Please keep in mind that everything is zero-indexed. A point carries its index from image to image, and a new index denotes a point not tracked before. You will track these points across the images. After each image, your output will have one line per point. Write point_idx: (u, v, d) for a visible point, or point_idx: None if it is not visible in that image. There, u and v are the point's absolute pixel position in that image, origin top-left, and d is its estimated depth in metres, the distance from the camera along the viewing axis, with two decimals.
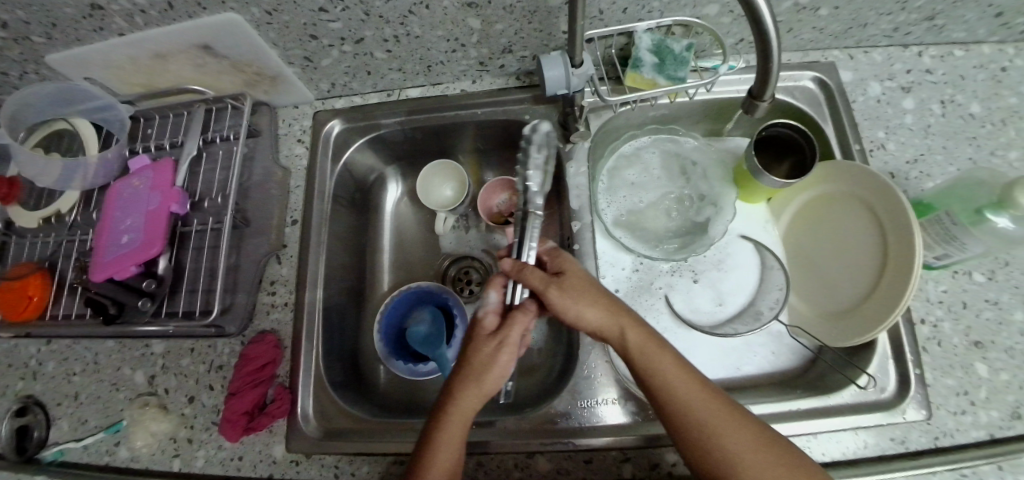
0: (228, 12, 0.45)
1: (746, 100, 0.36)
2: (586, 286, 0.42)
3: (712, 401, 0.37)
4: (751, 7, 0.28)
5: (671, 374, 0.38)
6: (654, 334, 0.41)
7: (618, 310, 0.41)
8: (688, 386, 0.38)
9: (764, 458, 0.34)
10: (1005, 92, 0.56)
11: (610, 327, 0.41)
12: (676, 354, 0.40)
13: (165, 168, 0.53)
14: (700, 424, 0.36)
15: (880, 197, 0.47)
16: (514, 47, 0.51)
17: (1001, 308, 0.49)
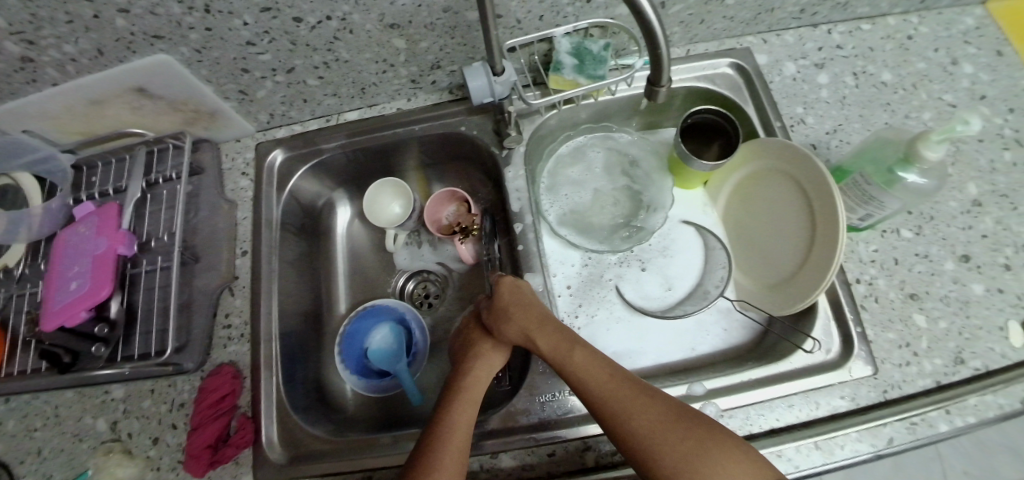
0: (159, 53, 0.48)
1: (646, 87, 0.38)
2: (513, 299, 0.50)
3: (612, 382, 0.42)
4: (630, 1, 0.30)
5: (585, 367, 0.43)
6: (563, 335, 0.47)
7: (536, 316, 0.48)
8: (597, 374, 0.43)
9: (661, 430, 0.38)
10: (912, 59, 0.60)
11: (527, 336, 0.48)
12: (587, 347, 0.45)
13: (110, 211, 0.54)
14: (613, 407, 0.40)
15: (794, 165, 0.50)
16: (442, 63, 0.54)
17: (931, 260, 0.52)
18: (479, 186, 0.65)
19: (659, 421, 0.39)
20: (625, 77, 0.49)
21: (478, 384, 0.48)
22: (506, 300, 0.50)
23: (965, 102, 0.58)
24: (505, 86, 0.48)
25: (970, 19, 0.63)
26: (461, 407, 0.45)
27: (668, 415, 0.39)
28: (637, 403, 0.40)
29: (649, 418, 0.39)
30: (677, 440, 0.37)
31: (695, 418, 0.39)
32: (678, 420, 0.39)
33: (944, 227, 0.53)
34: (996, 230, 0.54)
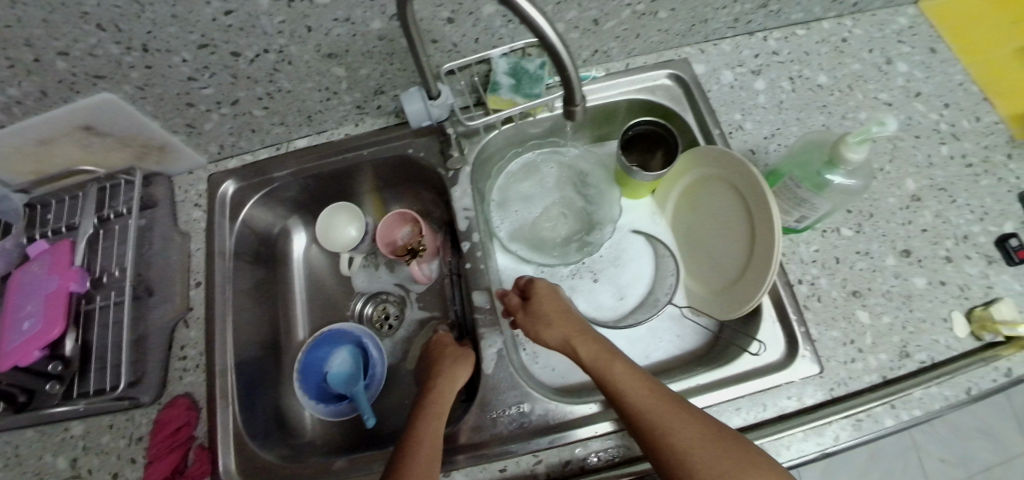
0: (103, 92, 0.49)
1: (563, 107, 0.38)
2: (554, 307, 0.51)
3: (656, 392, 0.41)
4: (532, 26, 0.30)
5: (626, 375, 0.43)
6: (604, 346, 0.47)
7: (577, 328, 0.49)
8: (638, 383, 0.42)
9: (703, 445, 0.36)
10: (848, 60, 0.62)
11: (566, 342, 0.48)
12: (627, 360, 0.45)
13: (63, 249, 0.54)
14: (652, 417, 0.39)
15: (732, 171, 0.51)
16: (385, 87, 0.56)
17: (872, 257, 0.53)
18: (432, 206, 0.68)
19: (698, 439, 0.37)
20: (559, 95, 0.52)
21: (443, 398, 0.47)
22: (547, 306, 0.50)
23: (901, 100, 0.60)
24: (441, 109, 0.51)
25: (903, 19, 0.65)
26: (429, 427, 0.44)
27: (710, 432, 0.37)
28: (678, 417, 0.38)
29: (690, 434, 0.37)
30: (717, 461, 0.35)
31: (736, 442, 0.37)
32: (720, 440, 0.37)
33: (884, 224, 0.55)
34: (935, 223, 0.55)
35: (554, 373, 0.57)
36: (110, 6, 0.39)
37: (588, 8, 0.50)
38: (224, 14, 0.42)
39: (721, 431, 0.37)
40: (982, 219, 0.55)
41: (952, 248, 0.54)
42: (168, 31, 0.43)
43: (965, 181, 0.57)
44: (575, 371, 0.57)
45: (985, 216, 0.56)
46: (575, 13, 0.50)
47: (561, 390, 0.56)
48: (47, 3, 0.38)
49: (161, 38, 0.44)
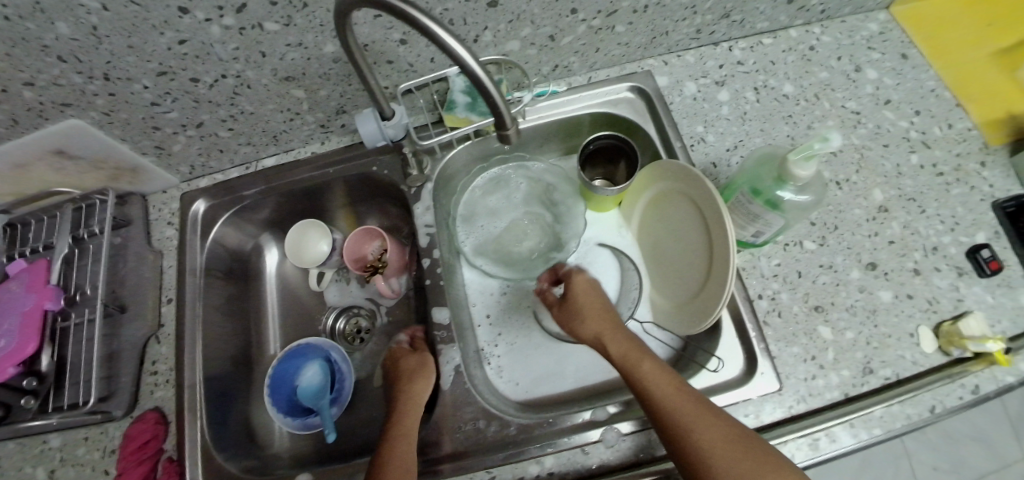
0: (70, 118, 0.50)
1: (497, 133, 0.38)
2: (595, 304, 0.52)
3: (685, 394, 0.40)
4: (455, 58, 0.31)
5: (655, 371, 0.43)
6: (634, 343, 0.47)
7: (612, 325, 0.49)
8: (668, 380, 0.42)
9: (727, 447, 0.36)
10: (815, 69, 0.61)
11: (598, 338, 0.49)
12: (657, 358, 0.44)
13: (38, 268, 0.56)
14: (681, 412, 0.39)
15: (687, 183, 0.50)
16: (346, 107, 0.57)
17: (836, 271, 0.52)
18: (401, 221, 0.69)
19: (721, 439, 0.37)
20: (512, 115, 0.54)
21: (408, 416, 0.48)
22: (587, 302, 0.52)
23: (869, 108, 0.59)
24: (396, 128, 0.52)
25: (873, 25, 0.64)
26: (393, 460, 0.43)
27: (735, 435, 0.37)
28: (704, 415, 0.38)
29: (715, 433, 0.37)
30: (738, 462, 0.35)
31: (758, 446, 0.37)
32: (743, 443, 0.37)
33: (849, 236, 0.54)
34: (904, 234, 0.54)
35: (519, 387, 0.56)
36: (67, 39, 0.41)
37: (541, 25, 0.50)
38: (178, 42, 0.43)
39: (748, 436, 0.37)
40: (953, 229, 0.54)
41: (921, 260, 0.53)
42: (126, 61, 0.45)
43: (935, 190, 0.56)
44: (540, 385, 0.56)
45: (956, 226, 0.54)
46: (529, 30, 0.50)
47: (525, 405, 0.54)
48: (5, 38, 0.39)
49: (120, 67, 0.45)
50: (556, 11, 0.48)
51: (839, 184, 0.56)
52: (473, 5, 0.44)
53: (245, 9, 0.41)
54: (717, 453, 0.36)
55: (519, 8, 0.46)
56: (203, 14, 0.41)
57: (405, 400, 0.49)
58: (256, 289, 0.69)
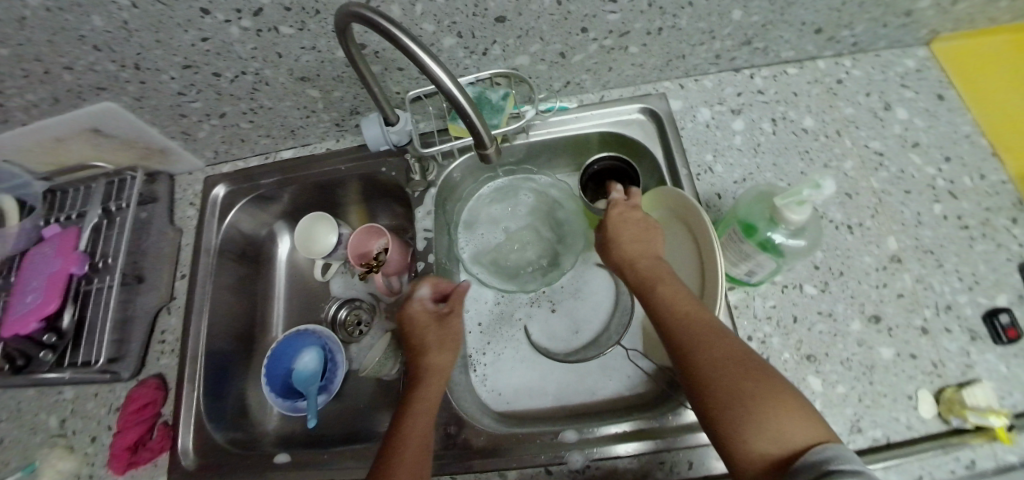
0: (106, 102, 0.55)
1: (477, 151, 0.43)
2: (637, 220, 0.49)
3: (700, 319, 0.39)
4: (441, 85, 0.36)
5: (677, 294, 0.42)
6: (660, 271, 0.45)
7: (647, 245, 0.48)
8: (688, 302, 0.41)
9: (730, 368, 0.35)
10: (840, 104, 0.58)
11: (621, 265, 0.48)
12: (678, 286, 0.43)
13: (69, 234, 0.60)
14: (693, 330, 0.38)
15: (684, 211, 0.50)
16: (359, 108, 0.59)
17: (834, 320, 0.50)
18: (406, 222, 0.71)
19: (726, 360, 0.35)
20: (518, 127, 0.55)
21: (433, 380, 0.47)
22: (627, 217, 0.49)
23: (895, 150, 0.56)
24: (400, 134, 0.54)
25: (911, 61, 0.60)
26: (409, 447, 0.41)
27: (747, 358, 0.36)
28: (717, 337, 0.37)
29: (723, 353, 0.36)
30: (740, 379, 0.34)
31: (769, 375, 0.34)
32: (753, 366, 0.35)
33: (854, 284, 0.51)
34: (915, 288, 0.51)
35: (500, 397, 0.57)
36: (102, 30, 0.45)
37: (551, 41, 0.51)
38: (200, 40, 0.47)
39: (758, 366, 0.35)
40: (971, 288, 0.50)
41: (930, 318, 0.49)
42: (155, 53, 0.49)
43: (957, 243, 0.52)
44: (521, 399, 0.56)
45: (974, 285, 0.50)
46: (537, 46, 0.51)
47: (504, 417, 0.55)
48: (51, 27, 0.44)
49: (150, 59, 0.49)
50: (566, 29, 0.49)
51: (851, 228, 0.54)
52: (481, 19, 0.47)
53: (261, 13, 0.44)
54: (717, 371, 0.35)
55: (528, 24, 0.48)
56: (224, 16, 0.44)
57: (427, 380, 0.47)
58: (266, 274, 0.73)
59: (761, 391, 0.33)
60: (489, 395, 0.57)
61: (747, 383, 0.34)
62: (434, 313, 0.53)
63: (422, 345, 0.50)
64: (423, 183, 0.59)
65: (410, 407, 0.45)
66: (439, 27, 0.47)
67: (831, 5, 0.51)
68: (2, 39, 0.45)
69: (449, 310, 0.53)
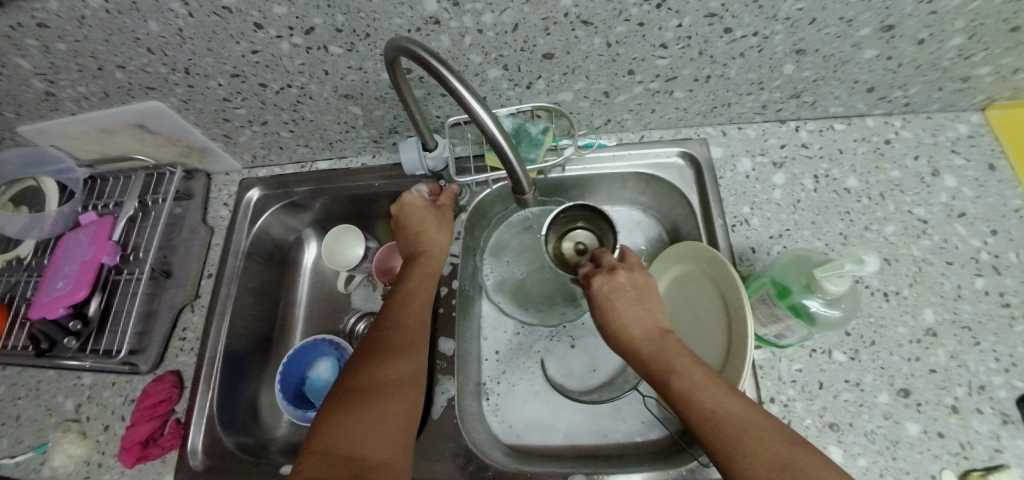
0: (152, 100, 0.56)
1: (515, 196, 0.43)
2: (630, 289, 0.47)
3: (721, 403, 0.37)
4: (494, 143, 0.36)
5: (695, 381, 0.39)
6: (665, 347, 0.43)
7: (645, 319, 0.45)
8: (711, 393, 0.38)
9: (767, 462, 0.33)
10: (885, 166, 0.58)
11: (624, 339, 0.45)
12: (693, 365, 0.41)
13: (105, 223, 0.61)
14: (724, 436, 0.35)
15: (710, 265, 0.50)
16: (398, 128, 0.61)
17: (862, 390, 0.48)
18: None
19: (760, 452, 0.34)
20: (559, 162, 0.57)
21: (381, 385, 0.45)
22: (617, 288, 0.47)
23: (939, 219, 0.55)
24: (436, 161, 0.56)
25: (963, 127, 0.59)
26: (408, 316, 0.51)
27: (791, 455, 0.33)
28: (752, 435, 0.35)
29: (767, 459, 0.33)
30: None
31: (807, 459, 0.33)
32: (801, 465, 0.33)
33: (884, 355, 0.50)
34: (948, 365, 0.49)
35: (510, 429, 0.56)
36: (157, 36, 0.46)
37: (596, 81, 0.51)
38: (250, 52, 0.48)
39: (795, 454, 0.34)
40: (1007, 370, 0.47)
41: (962, 397, 0.47)
42: (205, 61, 0.49)
43: (996, 322, 0.50)
44: (531, 433, 0.56)
45: (1011, 368, 0.47)
46: (582, 84, 0.51)
47: (513, 449, 0.55)
48: (107, 28, 0.45)
49: (199, 65, 0.50)
50: (613, 70, 0.49)
51: (886, 295, 0.52)
52: (529, 55, 0.46)
53: (313, 32, 0.44)
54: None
55: (575, 63, 0.48)
56: (276, 32, 0.45)
57: (426, 263, 0.55)
58: (292, 277, 0.75)
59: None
60: (498, 425, 0.57)
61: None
62: (431, 203, 0.58)
63: (378, 345, 0.48)
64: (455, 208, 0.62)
65: (410, 284, 0.53)
66: (486, 59, 0.47)
67: (887, 66, 0.50)
68: (60, 34, 0.46)
69: (443, 204, 0.59)
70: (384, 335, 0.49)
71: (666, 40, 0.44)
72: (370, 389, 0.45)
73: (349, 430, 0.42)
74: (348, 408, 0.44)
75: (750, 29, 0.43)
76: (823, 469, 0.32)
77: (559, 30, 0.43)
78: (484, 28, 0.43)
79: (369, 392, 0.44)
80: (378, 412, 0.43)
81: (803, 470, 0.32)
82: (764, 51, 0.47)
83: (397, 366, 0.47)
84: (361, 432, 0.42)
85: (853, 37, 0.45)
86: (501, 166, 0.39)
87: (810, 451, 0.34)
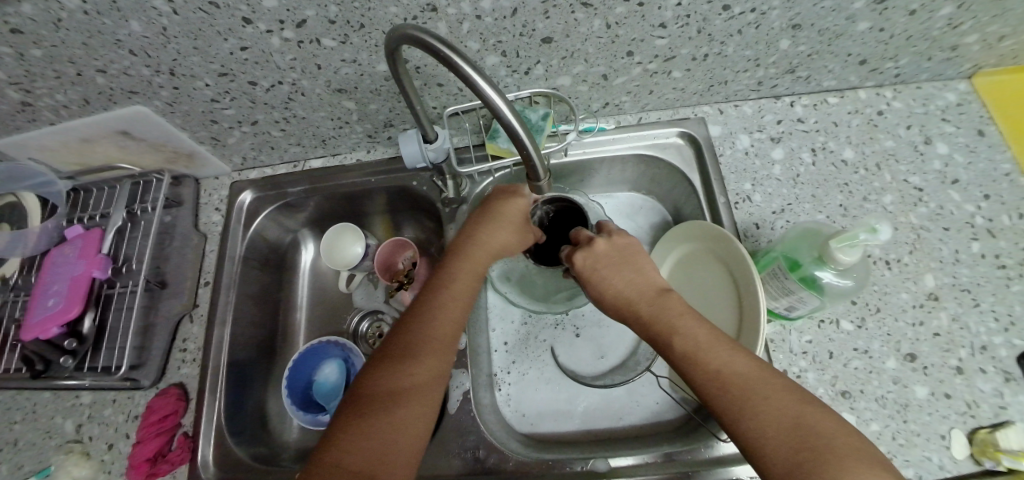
0: (136, 104, 0.54)
1: (528, 183, 0.43)
2: (614, 255, 0.47)
3: (729, 363, 0.37)
4: (516, 137, 0.36)
5: (698, 340, 0.38)
6: (666, 309, 0.42)
7: (638, 281, 0.45)
8: (713, 351, 0.37)
9: (776, 422, 0.33)
10: (880, 136, 0.59)
11: (621, 306, 0.44)
12: (697, 326, 0.40)
13: (93, 236, 0.59)
14: (728, 393, 0.35)
15: (715, 242, 0.51)
16: (394, 121, 0.60)
17: (871, 357, 0.49)
18: (433, 236, 0.72)
19: (770, 413, 0.33)
20: (562, 146, 0.57)
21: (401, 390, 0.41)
22: (599, 256, 0.46)
23: (934, 186, 0.56)
24: (438, 152, 0.56)
25: (951, 95, 0.60)
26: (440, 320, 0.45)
27: (798, 413, 0.33)
28: (758, 393, 0.34)
29: (773, 416, 0.33)
30: (800, 452, 0.31)
31: (818, 419, 0.33)
32: (809, 422, 0.32)
33: (890, 321, 0.50)
34: (950, 328, 0.49)
35: (524, 418, 0.56)
36: (139, 36, 0.44)
37: (595, 64, 0.50)
38: (240, 49, 0.46)
39: (807, 413, 0.33)
40: (1006, 329, 0.48)
41: (965, 358, 0.48)
42: (191, 60, 0.48)
43: (993, 283, 0.51)
44: (545, 421, 0.56)
45: (1010, 327, 0.48)
46: (581, 68, 0.51)
47: (528, 438, 0.55)
48: (86, 30, 0.43)
49: (186, 65, 0.48)
50: (612, 52, 0.48)
51: (889, 263, 0.53)
52: (528, 39, 0.46)
53: (305, 25, 0.43)
54: (774, 442, 0.32)
55: (574, 46, 0.47)
56: (266, 26, 0.43)
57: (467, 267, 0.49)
58: (290, 280, 0.73)
59: (829, 454, 0.30)
60: (513, 415, 0.57)
61: (809, 451, 0.31)
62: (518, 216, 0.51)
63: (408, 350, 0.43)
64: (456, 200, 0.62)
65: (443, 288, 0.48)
66: (483, 45, 0.46)
67: (879, 38, 0.51)
68: (36, 40, 0.44)
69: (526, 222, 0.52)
70: (408, 341, 0.44)
71: (665, 19, 0.44)
72: (389, 398, 0.40)
73: (365, 443, 0.37)
74: (361, 422, 0.39)
75: (748, 5, 0.43)
76: (831, 427, 0.32)
77: (558, 14, 0.43)
78: (482, 13, 0.42)
79: (387, 405, 0.40)
80: (395, 432, 0.39)
81: (811, 428, 0.32)
82: (761, 27, 0.47)
83: (419, 374, 0.42)
84: (372, 452, 0.37)
85: (847, 10, 0.46)
86: (515, 149, 0.37)
87: (818, 409, 0.33)
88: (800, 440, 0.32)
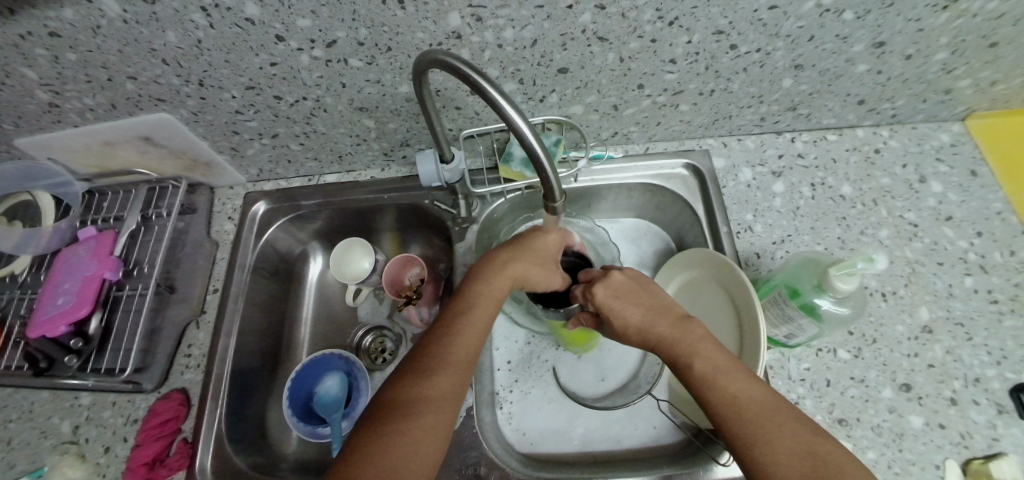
0: (161, 112, 0.56)
1: (544, 203, 0.44)
2: (632, 284, 0.48)
3: (749, 390, 0.37)
4: (538, 164, 0.38)
5: (718, 365, 0.39)
6: (689, 334, 0.42)
7: (659, 306, 0.45)
8: (732, 378, 0.38)
9: (790, 451, 0.34)
10: (877, 173, 0.61)
11: (639, 327, 0.45)
12: (719, 352, 0.40)
13: (107, 238, 0.60)
14: (744, 418, 0.36)
15: (717, 270, 0.53)
16: (409, 141, 0.62)
17: (868, 386, 0.50)
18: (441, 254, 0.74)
19: (784, 442, 0.34)
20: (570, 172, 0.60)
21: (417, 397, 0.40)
22: (618, 286, 0.47)
23: (928, 222, 0.58)
24: (452, 172, 0.59)
25: (945, 136, 0.63)
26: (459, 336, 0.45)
27: (811, 443, 0.34)
28: (773, 421, 0.35)
29: (787, 445, 0.34)
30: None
31: (831, 450, 0.33)
32: (822, 452, 0.33)
33: (886, 352, 0.52)
34: (945, 360, 0.51)
35: (524, 437, 0.56)
36: (173, 46, 0.46)
37: (607, 95, 0.53)
38: (269, 64, 0.48)
39: (821, 442, 0.34)
40: (999, 362, 0.50)
41: (959, 390, 0.49)
42: (220, 72, 0.49)
43: (986, 317, 0.52)
44: (546, 441, 0.56)
45: (1002, 360, 0.50)
46: (594, 98, 0.53)
47: (528, 458, 0.55)
48: (122, 38, 0.45)
49: (214, 77, 0.50)
50: (624, 84, 0.51)
51: (884, 295, 0.55)
52: (545, 69, 0.48)
53: (334, 45, 0.45)
54: (787, 468, 0.33)
55: (588, 77, 0.49)
56: (296, 44, 0.45)
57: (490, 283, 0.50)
58: (297, 291, 0.74)
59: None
60: (514, 433, 0.57)
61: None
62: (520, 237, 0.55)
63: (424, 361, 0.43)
64: (467, 219, 0.63)
65: (472, 292, 0.49)
66: (503, 73, 0.48)
67: (877, 79, 0.53)
68: (72, 44, 0.45)
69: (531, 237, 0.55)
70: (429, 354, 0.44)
71: (675, 55, 0.47)
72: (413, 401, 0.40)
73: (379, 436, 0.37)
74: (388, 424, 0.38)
75: (753, 45, 0.46)
76: (842, 459, 0.33)
77: (575, 46, 0.45)
78: (504, 42, 0.44)
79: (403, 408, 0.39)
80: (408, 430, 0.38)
81: (823, 459, 0.33)
82: (765, 66, 0.49)
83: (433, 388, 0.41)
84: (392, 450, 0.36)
85: (847, 53, 0.48)
86: (535, 173, 0.39)
87: (829, 441, 0.34)
88: (812, 468, 0.32)
